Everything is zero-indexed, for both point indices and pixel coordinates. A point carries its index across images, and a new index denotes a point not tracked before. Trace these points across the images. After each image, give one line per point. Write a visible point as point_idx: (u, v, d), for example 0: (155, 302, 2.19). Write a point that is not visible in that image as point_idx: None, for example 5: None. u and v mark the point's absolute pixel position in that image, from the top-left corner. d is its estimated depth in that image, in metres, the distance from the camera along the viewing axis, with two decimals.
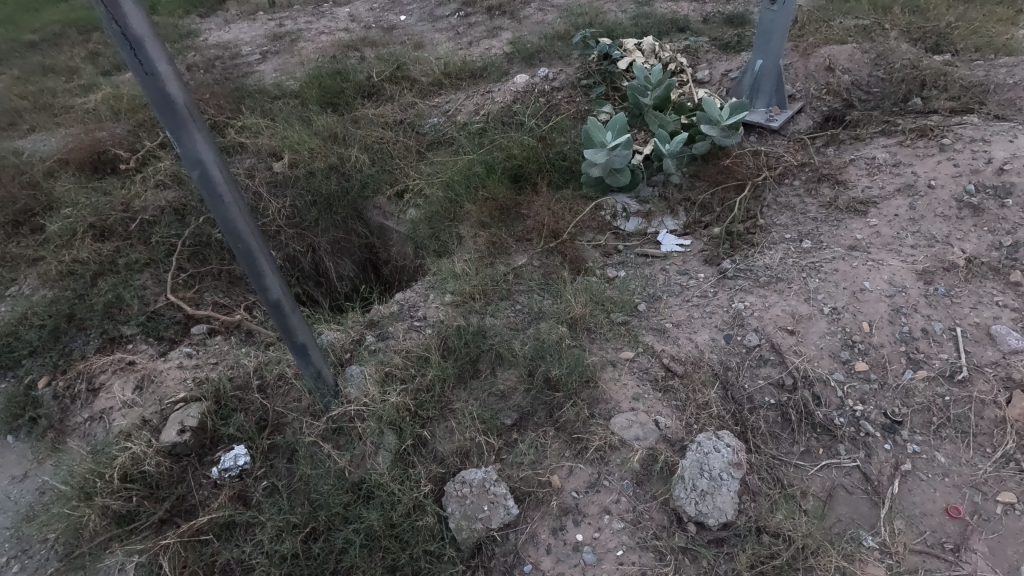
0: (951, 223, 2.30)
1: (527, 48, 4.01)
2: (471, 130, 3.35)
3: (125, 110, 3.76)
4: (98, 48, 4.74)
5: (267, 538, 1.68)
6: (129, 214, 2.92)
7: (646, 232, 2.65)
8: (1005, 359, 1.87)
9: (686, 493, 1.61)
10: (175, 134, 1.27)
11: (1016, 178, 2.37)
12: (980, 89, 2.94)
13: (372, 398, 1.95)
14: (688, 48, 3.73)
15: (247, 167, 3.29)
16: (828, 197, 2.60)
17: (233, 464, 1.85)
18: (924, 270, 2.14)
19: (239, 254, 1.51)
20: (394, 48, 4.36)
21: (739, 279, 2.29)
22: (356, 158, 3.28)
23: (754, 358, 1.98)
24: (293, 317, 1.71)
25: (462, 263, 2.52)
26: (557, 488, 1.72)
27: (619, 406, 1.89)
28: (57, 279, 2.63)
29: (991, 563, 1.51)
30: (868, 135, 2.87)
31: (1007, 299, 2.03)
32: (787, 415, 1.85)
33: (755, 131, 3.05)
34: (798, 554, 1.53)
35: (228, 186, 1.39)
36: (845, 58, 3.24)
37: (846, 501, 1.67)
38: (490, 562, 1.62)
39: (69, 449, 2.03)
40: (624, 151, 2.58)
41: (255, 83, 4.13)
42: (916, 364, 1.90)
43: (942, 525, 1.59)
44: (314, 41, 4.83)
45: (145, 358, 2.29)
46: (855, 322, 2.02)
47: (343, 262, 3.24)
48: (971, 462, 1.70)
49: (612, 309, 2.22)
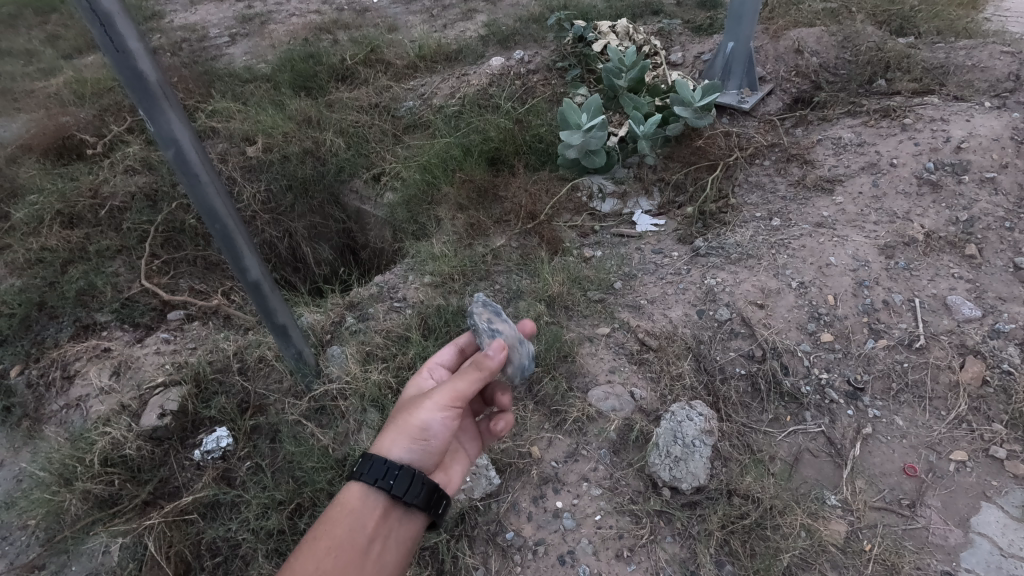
0: (912, 200, 2.39)
1: (502, 30, 4.00)
2: (447, 113, 3.34)
3: (89, 94, 3.65)
4: (57, 30, 4.57)
5: (253, 515, 1.70)
6: (98, 201, 2.86)
7: (621, 213, 2.71)
8: (959, 327, 1.97)
9: (660, 459, 1.68)
10: (147, 113, 1.27)
11: (973, 156, 2.46)
12: (941, 71, 3.03)
13: (354, 375, 2.00)
14: (661, 31, 3.77)
15: (219, 152, 3.24)
16: (797, 176, 2.69)
17: (215, 446, 1.86)
18: (886, 245, 2.22)
19: (217, 235, 1.51)
20: (368, 31, 4.31)
21: (712, 256, 2.36)
22: (331, 143, 3.25)
23: (725, 332, 2.06)
24: (273, 298, 1.72)
25: (441, 245, 2.54)
26: (536, 458, 1.78)
27: (596, 379, 1.97)
28: (26, 267, 2.57)
29: (943, 516, 1.61)
30: (834, 116, 2.95)
31: (962, 271, 2.13)
32: (756, 384, 1.93)
33: (727, 112, 3.11)
34: (766, 514, 1.61)
35: (203, 166, 1.39)
36: (813, 40, 3.30)
37: (812, 464, 1.75)
38: (473, 531, 1.64)
39: (46, 436, 2.01)
40: (600, 132, 2.61)
41: (224, 66, 4.05)
42: (877, 334, 1.99)
43: (899, 483, 1.69)
44: (285, 23, 4.74)
45: (120, 345, 2.27)
46: (821, 296, 2.10)
47: (321, 247, 3.23)
48: (927, 424, 1.80)
49: (588, 288, 2.27)
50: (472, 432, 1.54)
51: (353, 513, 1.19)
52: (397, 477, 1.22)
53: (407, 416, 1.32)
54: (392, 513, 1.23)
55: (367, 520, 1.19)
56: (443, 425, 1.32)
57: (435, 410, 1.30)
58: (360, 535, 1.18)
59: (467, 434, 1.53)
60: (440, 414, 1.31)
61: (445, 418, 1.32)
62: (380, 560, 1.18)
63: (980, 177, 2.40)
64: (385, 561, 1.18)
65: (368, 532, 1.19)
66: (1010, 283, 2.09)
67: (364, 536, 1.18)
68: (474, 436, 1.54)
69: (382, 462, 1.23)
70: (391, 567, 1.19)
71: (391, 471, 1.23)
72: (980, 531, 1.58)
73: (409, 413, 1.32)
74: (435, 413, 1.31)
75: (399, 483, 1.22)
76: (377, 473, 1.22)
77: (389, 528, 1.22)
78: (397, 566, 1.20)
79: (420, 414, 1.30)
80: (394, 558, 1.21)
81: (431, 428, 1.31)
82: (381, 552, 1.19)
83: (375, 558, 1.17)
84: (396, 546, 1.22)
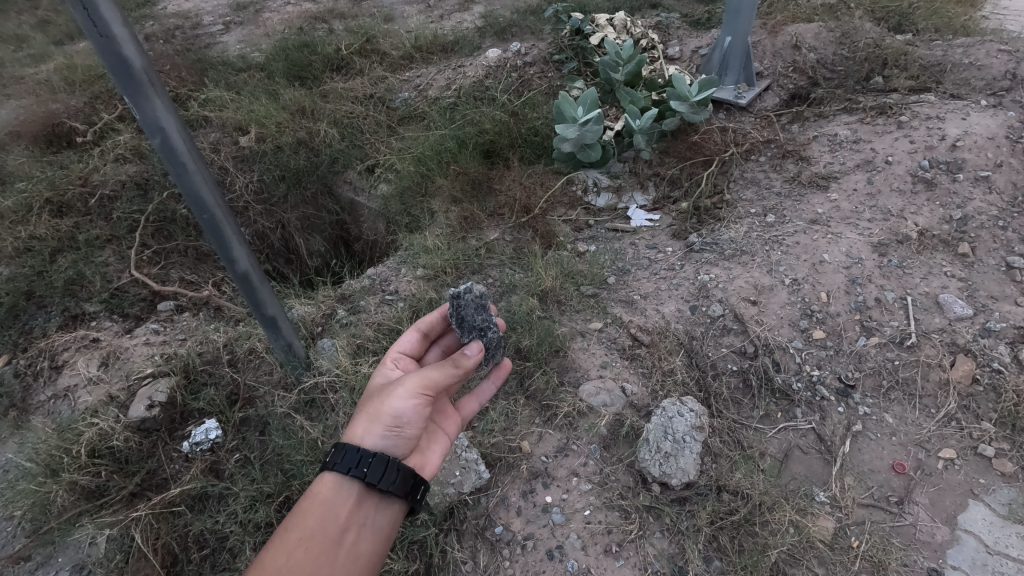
0: (906, 198, 2.39)
1: (499, 22, 3.97)
2: (442, 105, 3.32)
3: (80, 81, 3.60)
4: (48, 15, 4.50)
5: (241, 507, 1.70)
6: (88, 189, 2.83)
7: (616, 208, 2.70)
8: (950, 325, 1.97)
9: (650, 455, 1.67)
10: (132, 99, 1.25)
11: (967, 154, 2.45)
12: (938, 68, 3.01)
13: (344, 368, 2.00)
14: (660, 25, 3.75)
15: (212, 141, 3.21)
16: (792, 172, 2.68)
17: (204, 438, 1.85)
18: (879, 243, 2.22)
19: (205, 226, 1.50)
20: (364, 20, 4.27)
21: (705, 252, 2.35)
22: (325, 133, 3.21)
23: (717, 328, 2.06)
24: (262, 290, 1.71)
25: (434, 238, 2.53)
26: (526, 453, 1.78)
27: (587, 374, 1.97)
28: (13, 255, 2.53)
29: (931, 513, 1.62)
30: (831, 112, 2.94)
31: (955, 269, 2.13)
32: (748, 381, 1.93)
33: (724, 108, 3.11)
34: (754, 510, 1.61)
35: (191, 156, 1.37)
36: (811, 36, 3.28)
37: (802, 461, 1.75)
38: (462, 525, 1.65)
39: (33, 427, 1.99)
40: (595, 126, 2.60)
41: (218, 54, 4.00)
42: (869, 331, 1.99)
43: (888, 480, 1.69)
44: (280, 11, 4.69)
45: (109, 336, 2.25)
46: (814, 293, 2.09)
47: (314, 238, 3.22)
48: (916, 422, 1.80)
49: (581, 283, 2.27)
50: (447, 416, 1.52)
51: (325, 504, 1.19)
52: (371, 465, 1.22)
53: (377, 405, 1.32)
54: (367, 501, 1.22)
55: (340, 510, 1.19)
56: (414, 410, 1.32)
57: (405, 396, 1.30)
58: (334, 524, 1.18)
59: (443, 419, 1.51)
60: (411, 399, 1.31)
61: (416, 404, 1.31)
62: (354, 549, 1.17)
63: (974, 175, 2.39)
64: (360, 549, 1.18)
65: (341, 523, 1.18)
66: (1002, 282, 2.09)
67: (337, 526, 1.18)
68: (451, 419, 1.52)
69: (354, 450, 1.23)
70: (367, 554, 1.18)
71: (364, 459, 1.23)
72: (967, 528, 1.59)
73: (380, 401, 1.31)
74: (406, 400, 1.30)
75: (373, 470, 1.22)
76: (350, 462, 1.22)
77: (365, 516, 1.22)
78: (375, 554, 1.20)
79: (390, 402, 1.30)
80: (373, 545, 1.20)
81: (402, 415, 1.31)
82: (356, 540, 1.18)
83: (350, 546, 1.17)
84: (372, 534, 1.21)
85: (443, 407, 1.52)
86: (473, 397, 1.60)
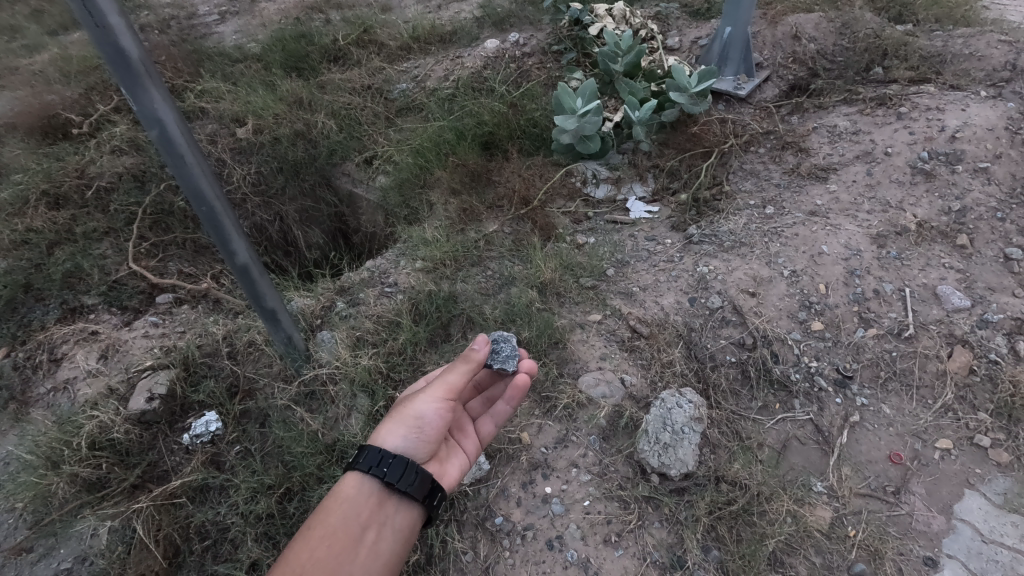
0: (905, 189, 2.39)
1: (497, 11, 3.92)
2: (440, 96, 3.30)
3: (75, 72, 3.57)
4: (41, 5, 4.45)
5: (242, 499, 1.71)
6: (85, 181, 2.81)
7: (615, 199, 2.70)
8: (948, 316, 1.98)
9: (649, 446, 1.69)
10: (130, 91, 1.24)
11: (967, 145, 2.45)
12: (938, 59, 3.00)
13: (344, 360, 2.00)
14: (659, 15, 3.73)
15: (208, 132, 3.18)
16: (791, 164, 2.68)
17: (204, 430, 1.86)
18: (878, 235, 2.22)
19: (204, 218, 1.49)
20: (361, 10, 4.23)
21: (704, 244, 2.35)
22: (322, 124, 3.20)
23: (716, 320, 2.06)
24: (262, 283, 1.71)
25: (433, 229, 2.52)
26: (526, 444, 1.79)
27: (587, 366, 1.97)
28: (10, 248, 2.52)
29: (927, 503, 1.63)
30: (831, 103, 2.93)
31: (953, 261, 2.14)
32: (746, 372, 1.93)
33: (724, 99, 3.09)
34: (752, 500, 1.63)
35: (189, 148, 1.36)
36: (811, 27, 3.26)
37: (800, 451, 1.77)
38: (462, 516, 1.65)
39: (33, 419, 1.99)
40: (594, 117, 2.58)
41: (214, 45, 3.97)
42: (868, 323, 1.99)
43: (885, 470, 1.70)
44: (276, 1, 4.64)
45: (108, 328, 2.25)
46: (813, 284, 2.10)
47: (313, 230, 3.21)
48: (913, 412, 1.82)
49: (581, 274, 2.27)
50: (465, 433, 1.53)
51: (347, 502, 1.21)
52: (391, 465, 1.25)
53: (402, 409, 1.36)
54: (387, 501, 1.23)
55: (362, 508, 1.20)
56: (437, 415, 1.34)
57: (428, 399, 1.34)
58: (356, 522, 1.18)
59: (462, 437, 1.52)
60: (434, 403, 1.34)
61: (439, 408, 1.34)
62: (375, 547, 1.17)
63: (973, 167, 2.39)
64: (381, 548, 1.18)
65: (363, 521, 1.19)
66: (999, 273, 2.09)
67: (358, 523, 1.18)
68: (468, 437, 1.53)
69: (376, 450, 1.26)
70: (387, 554, 1.18)
71: (385, 459, 1.25)
72: (963, 517, 1.60)
73: (405, 405, 1.36)
74: (429, 403, 1.34)
75: (393, 471, 1.24)
76: (372, 461, 1.25)
77: (386, 516, 1.22)
78: (395, 555, 1.19)
79: (414, 404, 1.33)
80: (393, 545, 1.20)
81: (425, 417, 1.33)
82: (377, 539, 1.18)
83: (371, 545, 1.17)
84: (392, 535, 1.21)
85: (462, 422, 1.53)
86: (489, 417, 1.56)
